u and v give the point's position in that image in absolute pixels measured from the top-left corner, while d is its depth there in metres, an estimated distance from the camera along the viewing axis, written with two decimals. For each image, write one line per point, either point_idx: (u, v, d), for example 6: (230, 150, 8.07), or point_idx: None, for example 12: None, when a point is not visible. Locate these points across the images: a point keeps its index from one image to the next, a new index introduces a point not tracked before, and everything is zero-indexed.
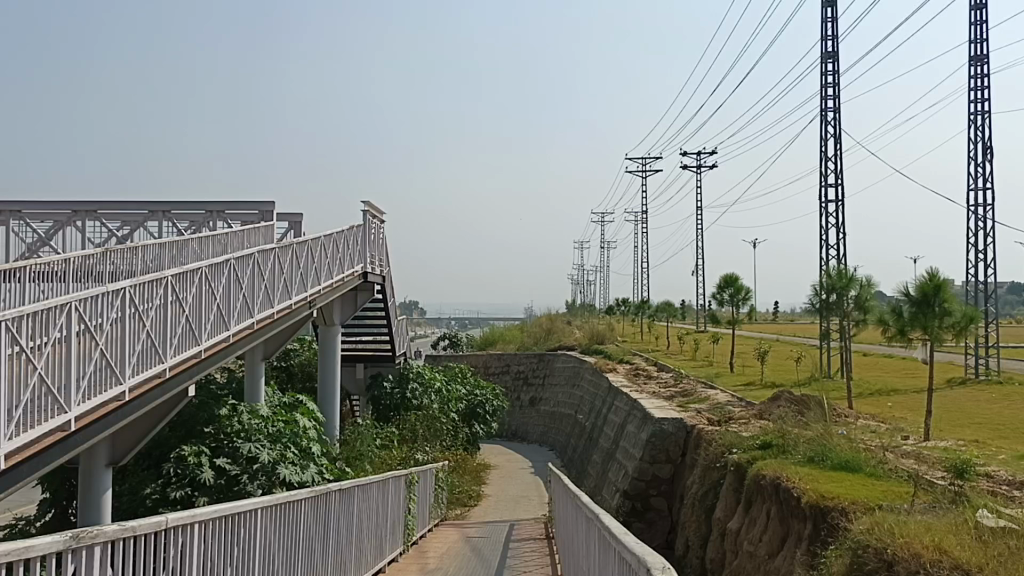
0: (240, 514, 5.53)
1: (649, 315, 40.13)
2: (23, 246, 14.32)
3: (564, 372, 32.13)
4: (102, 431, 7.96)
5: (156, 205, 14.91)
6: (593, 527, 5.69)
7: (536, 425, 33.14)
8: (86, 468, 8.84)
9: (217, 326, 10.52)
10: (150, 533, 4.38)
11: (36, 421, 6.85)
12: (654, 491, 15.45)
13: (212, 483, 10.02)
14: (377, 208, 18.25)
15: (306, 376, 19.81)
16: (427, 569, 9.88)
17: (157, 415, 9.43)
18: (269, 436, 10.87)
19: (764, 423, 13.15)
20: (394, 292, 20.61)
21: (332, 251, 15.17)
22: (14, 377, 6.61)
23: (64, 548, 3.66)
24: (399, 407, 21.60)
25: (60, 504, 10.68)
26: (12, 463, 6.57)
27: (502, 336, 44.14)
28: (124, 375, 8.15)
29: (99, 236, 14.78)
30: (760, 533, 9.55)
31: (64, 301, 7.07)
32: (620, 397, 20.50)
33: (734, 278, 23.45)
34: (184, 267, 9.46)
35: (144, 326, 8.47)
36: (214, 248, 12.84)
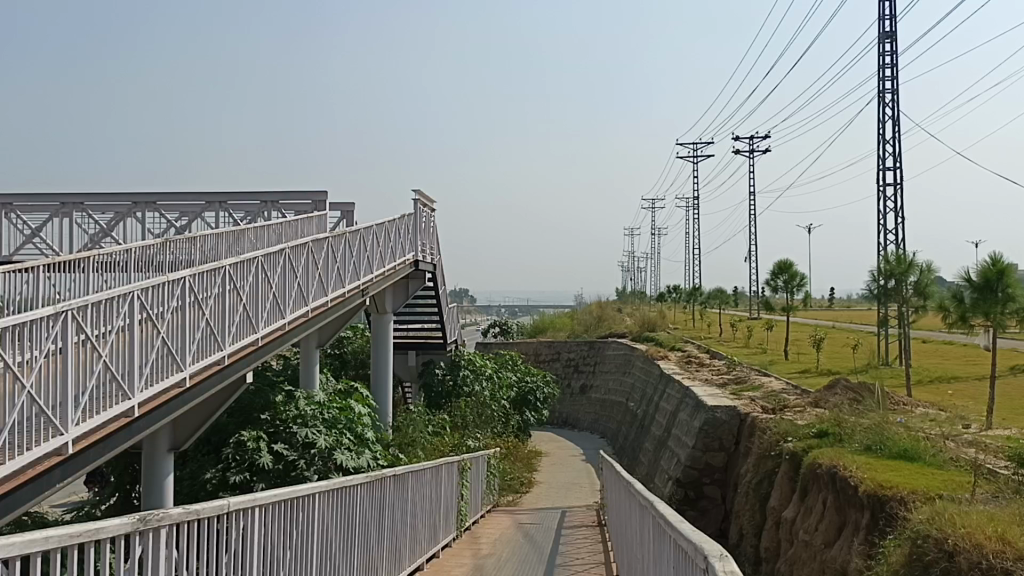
0: (298, 499, 5.63)
1: (701, 302, 39.72)
2: (86, 237, 14.71)
3: (615, 360, 32.02)
4: (165, 417, 8.16)
5: (213, 196, 15.22)
6: (647, 516, 5.66)
7: (587, 413, 33.13)
8: (149, 453, 9.07)
9: (273, 314, 10.71)
10: (213, 516, 4.48)
11: (102, 407, 7.06)
12: (708, 479, 15.39)
13: (270, 468, 10.23)
14: (427, 197, 18.37)
15: (359, 364, 20.05)
16: (481, 555, 9.95)
17: (216, 402, 9.63)
18: (324, 422, 11.05)
19: (819, 412, 12.96)
20: (445, 280, 20.74)
21: (384, 240, 15.32)
22: (81, 364, 6.81)
23: (132, 530, 3.75)
24: (450, 394, 21.76)
25: (124, 488, 11.01)
26: (79, 448, 6.78)
27: (552, 324, 44.14)
28: (185, 362, 8.34)
29: (158, 227, 15.06)
30: (816, 522, 9.43)
31: (126, 290, 7.27)
32: (672, 385, 20.38)
33: (788, 265, 23.11)
34: (241, 256, 9.64)
35: (203, 315, 8.66)
36: (269, 238, 13.06)
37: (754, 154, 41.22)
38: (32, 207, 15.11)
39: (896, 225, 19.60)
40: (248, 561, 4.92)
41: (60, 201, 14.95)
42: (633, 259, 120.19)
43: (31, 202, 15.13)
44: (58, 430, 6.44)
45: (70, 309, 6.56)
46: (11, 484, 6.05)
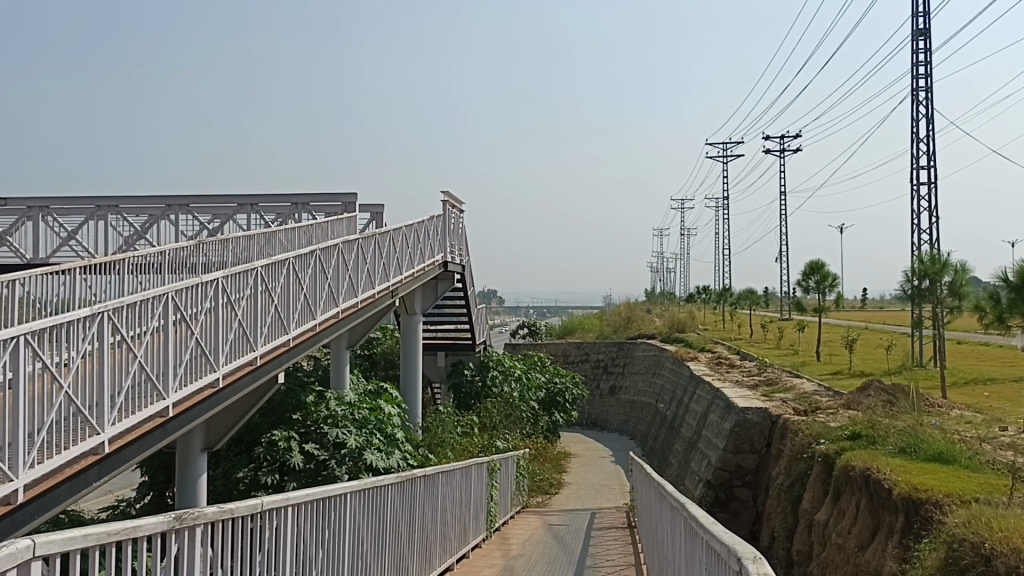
0: (329, 499, 5.66)
1: (731, 303, 39.43)
2: (121, 239, 14.93)
3: (644, 361, 31.89)
4: (198, 417, 8.26)
5: (244, 198, 15.39)
6: (678, 518, 5.62)
7: (616, 414, 33.04)
8: (183, 452, 9.19)
9: (304, 315, 10.79)
10: (247, 515, 4.52)
11: (137, 407, 7.15)
12: (738, 481, 15.30)
13: (301, 467, 10.33)
14: (456, 198, 18.41)
15: (388, 364, 20.15)
16: (510, 556, 9.96)
17: (248, 402, 9.72)
18: (355, 423, 11.14)
19: (852, 413, 12.82)
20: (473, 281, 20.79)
21: (413, 241, 15.39)
22: (116, 364, 6.91)
23: (169, 528, 3.80)
24: (479, 395, 21.79)
25: (159, 487, 11.16)
26: (116, 447, 6.88)
27: (581, 325, 44.05)
28: (218, 362, 8.43)
29: (191, 229, 15.25)
30: (849, 525, 9.33)
31: (161, 292, 7.37)
32: (702, 387, 20.25)
33: (820, 265, 22.87)
34: (272, 258, 9.72)
35: (235, 315, 8.74)
36: (299, 239, 13.15)
37: (784, 153, 40.85)
38: (68, 209, 15.37)
39: (931, 225, 19.31)
40: (281, 560, 4.96)
41: (95, 204, 15.20)
42: (662, 260, 119.55)
43: (67, 204, 15.39)
44: (94, 430, 6.54)
45: (105, 310, 6.65)
46: (49, 483, 6.15)
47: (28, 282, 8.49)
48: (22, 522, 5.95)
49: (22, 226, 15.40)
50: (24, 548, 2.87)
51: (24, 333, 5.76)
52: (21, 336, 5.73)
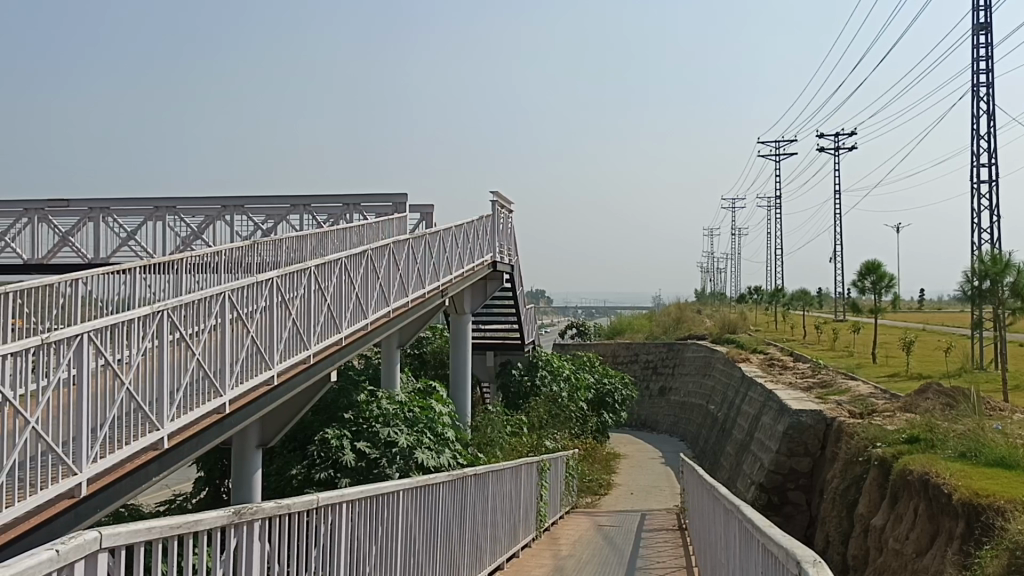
0: (383, 497, 5.71)
1: (784, 304, 38.85)
2: (178, 239, 15.28)
3: (694, 362, 31.58)
4: (253, 414, 8.39)
5: (297, 199, 15.60)
6: (733, 521, 5.54)
7: (666, 415, 32.81)
8: (239, 449, 9.36)
9: (356, 314, 10.91)
10: (304, 511, 4.58)
11: (195, 404, 7.30)
12: (792, 485, 15.10)
13: (353, 465, 10.44)
14: (505, 198, 18.44)
15: (438, 364, 20.27)
16: (560, 556, 9.94)
17: (302, 399, 9.86)
18: (405, 421, 11.23)
19: (910, 417, 12.55)
20: (522, 281, 20.82)
21: (463, 241, 15.46)
22: (175, 362, 7.05)
23: (228, 522, 3.86)
24: (528, 395, 21.80)
25: (214, 482, 11.38)
26: (176, 443, 7.04)
27: (631, 325, 43.82)
28: (273, 361, 8.57)
29: (246, 229, 15.53)
30: (907, 530, 9.13)
31: (218, 291, 7.51)
32: (754, 389, 19.99)
33: (876, 265, 22.40)
34: (326, 257, 9.84)
35: (290, 314, 8.87)
36: (351, 239, 13.30)
37: (839, 151, 40.12)
38: (127, 210, 15.76)
39: (992, 223, 18.80)
40: (336, 557, 5.01)
41: (154, 205, 15.56)
42: (711, 260, 118.33)
43: (127, 205, 15.79)
44: (154, 426, 6.69)
45: (165, 309, 6.80)
46: (110, 477, 6.28)
47: (91, 281, 8.72)
48: (86, 515, 6.11)
49: (83, 226, 15.84)
50: (91, 540, 2.93)
51: (88, 330, 5.90)
52: (84, 333, 5.88)
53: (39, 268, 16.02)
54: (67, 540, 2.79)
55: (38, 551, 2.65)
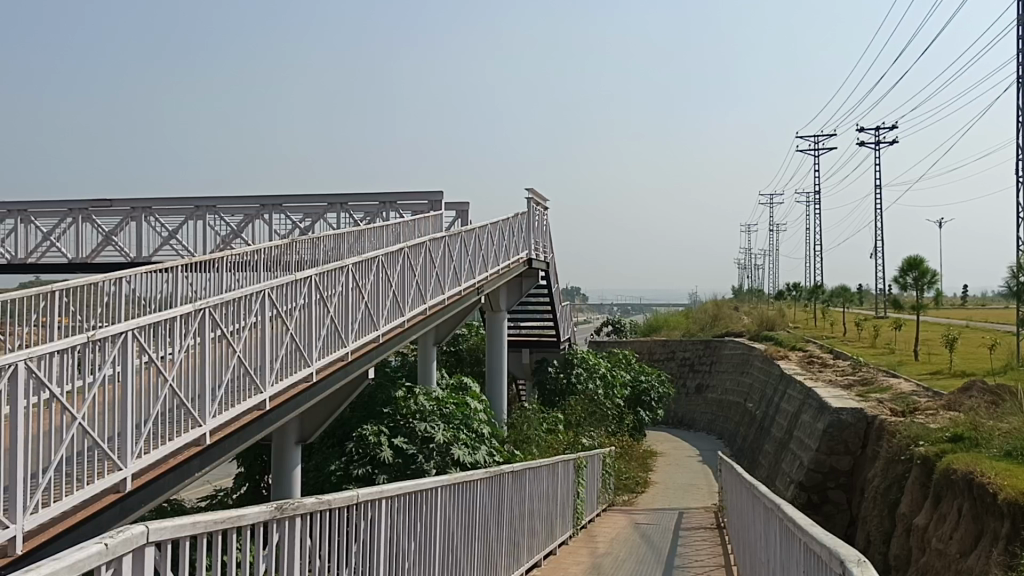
0: (421, 494, 5.74)
1: (823, 301, 38.33)
2: (218, 238, 15.57)
3: (732, 360, 31.31)
4: (293, 409, 8.49)
5: (334, 198, 15.75)
6: (773, 519, 5.47)
7: (703, 413, 32.60)
8: (279, 444, 9.47)
9: (393, 311, 10.99)
10: (344, 506, 4.62)
11: (235, 400, 7.40)
12: (832, 483, 14.95)
13: (391, 462, 10.52)
14: (540, 196, 18.42)
15: (474, 361, 20.34)
16: (598, 553, 9.92)
17: (340, 396, 9.95)
18: (442, 418, 11.29)
19: (954, 415, 12.33)
20: (558, 279, 20.80)
21: (498, 239, 15.47)
22: (217, 359, 7.15)
23: (270, 518, 3.89)
24: (563, 393, 21.77)
25: (254, 478, 11.52)
26: (217, 439, 7.13)
27: (666, 322, 43.53)
28: (311, 357, 8.66)
29: (284, 228, 15.76)
30: (951, 530, 8.98)
31: (258, 288, 7.60)
32: (793, 387, 19.76)
33: (918, 261, 21.99)
34: (363, 255, 9.92)
35: (328, 312, 8.95)
36: (387, 238, 13.37)
37: (879, 145, 39.42)
38: (168, 210, 16.02)
39: None
40: (375, 554, 5.04)
41: (195, 205, 15.88)
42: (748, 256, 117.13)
43: (168, 205, 16.05)
44: (196, 422, 6.79)
45: (207, 307, 6.89)
46: (153, 473, 6.38)
47: (134, 279, 8.88)
48: (131, 509, 6.21)
49: (125, 226, 16.14)
50: (138, 534, 2.98)
51: (132, 329, 6.00)
52: (129, 331, 5.97)
53: (83, 267, 16.36)
54: (115, 534, 2.84)
55: (88, 544, 2.69)
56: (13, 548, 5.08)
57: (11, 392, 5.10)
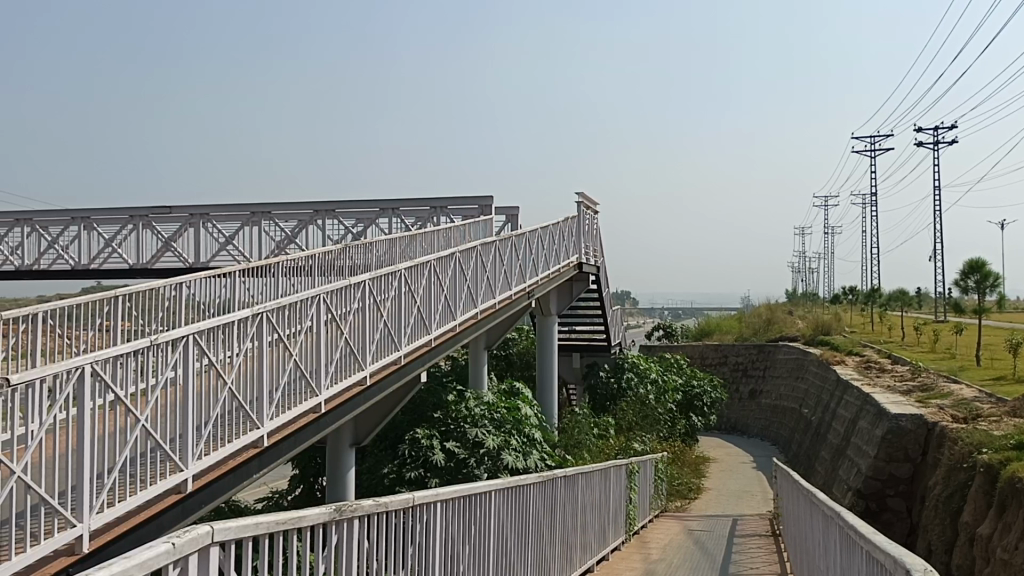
0: (475, 497, 5.76)
1: (880, 305, 37.52)
2: (273, 243, 15.85)
3: (786, 365, 30.85)
4: (348, 413, 8.59)
5: (386, 203, 15.94)
6: (833, 526, 5.37)
7: (757, 419, 32.20)
8: (334, 447, 9.59)
9: (445, 316, 11.06)
10: (400, 509, 4.64)
11: (292, 403, 7.51)
12: (891, 491, 14.65)
13: (443, 465, 10.58)
14: (591, 199, 18.40)
15: (524, 365, 20.36)
16: (651, 559, 9.85)
17: (394, 399, 10.06)
18: (493, 422, 11.33)
19: (1019, 422, 11.98)
20: (608, 283, 20.74)
21: (549, 243, 15.46)
22: (274, 362, 7.26)
23: (330, 519, 3.93)
24: (615, 397, 21.67)
25: (308, 480, 11.68)
26: (275, 441, 7.24)
27: (719, 326, 43.06)
28: (365, 362, 8.74)
29: (337, 233, 15.99)
30: (1016, 540, 8.73)
31: (314, 293, 7.70)
32: (850, 392, 19.38)
33: (980, 264, 21.43)
34: (416, 260, 9.99)
35: (381, 316, 9.03)
36: (438, 242, 13.45)
37: (938, 146, 38.44)
38: (225, 217, 16.37)
39: None
40: (431, 556, 5.07)
41: (250, 211, 16.25)
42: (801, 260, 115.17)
43: (225, 212, 16.40)
44: (255, 424, 6.90)
45: (265, 311, 7.00)
46: (214, 473, 6.51)
47: (193, 285, 9.08)
48: (191, 510, 6.34)
49: (184, 232, 16.51)
50: (204, 534, 3.02)
51: (193, 333, 6.12)
52: (190, 335, 6.09)
53: (144, 272, 16.78)
54: (181, 534, 2.89)
55: (156, 542, 2.74)
56: (80, 546, 5.22)
57: (78, 393, 5.23)
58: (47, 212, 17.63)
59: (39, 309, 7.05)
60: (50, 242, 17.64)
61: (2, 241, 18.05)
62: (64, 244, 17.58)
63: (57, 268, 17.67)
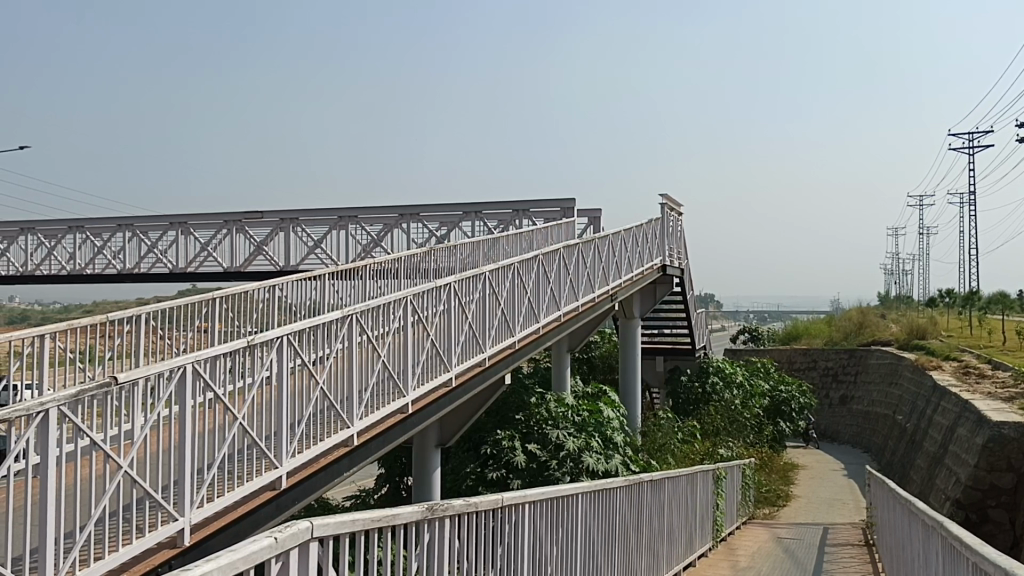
0: (563, 498, 5.76)
1: (979, 308, 35.95)
2: (359, 247, 16.17)
3: (879, 370, 29.90)
4: (433, 414, 8.68)
5: (469, 206, 16.11)
6: (935, 536, 5.16)
7: (849, 426, 31.35)
8: (420, 447, 9.74)
9: (529, 318, 11.09)
10: (490, 510, 4.67)
11: (380, 404, 7.65)
12: (992, 502, 14.13)
13: (524, 466, 10.64)
14: (674, 201, 18.20)
15: (607, 368, 20.27)
16: (741, 566, 9.70)
17: (478, 401, 10.14)
18: (575, 425, 11.32)
19: None
20: (692, 286, 20.48)
21: (632, 245, 15.36)
22: (363, 363, 7.40)
23: (422, 518, 3.98)
24: (699, 401, 21.39)
25: (394, 480, 11.85)
26: (364, 440, 7.37)
27: (808, 330, 41.99)
28: (450, 363, 8.83)
29: (421, 236, 16.23)
30: None
31: (401, 295, 7.82)
32: (947, 398, 18.68)
33: None
34: (500, 262, 10.06)
35: (466, 318, 9.11)
36: (522, 244, 13.52)
37: None
38: (315, 221, 16.82)
39: None
40: (520, 557, 5.09)
41: (337, 215, 16.65)
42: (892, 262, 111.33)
43: (314, 216, 16.84)
44: (345, 424, 7.05)
45: (355, 313, 7.13)
46: (308, 471, 6.68)
47: (285, 287, 9.37)
48: (284, 506, 6.50)
49: (275, 236, 17.01)
50: (304, 530, 3.08)
51: (287, 334, 6.25)
52: (284, 336, 6.23)
53: (237, 275, 17.32)
54: (283, 529, 2.95)
55: (260, 537, 2.81)
56: (181, 539, 5.40)
57: (180, 392, 5.41)
58: (146, 217, 18.37)
59: (143, 309, 7.36)
60: (149, 247, 18.41)
61: (106, 246, 18.94)
62: (163, 248, 18.31)
63: (155, 271, 18.41)
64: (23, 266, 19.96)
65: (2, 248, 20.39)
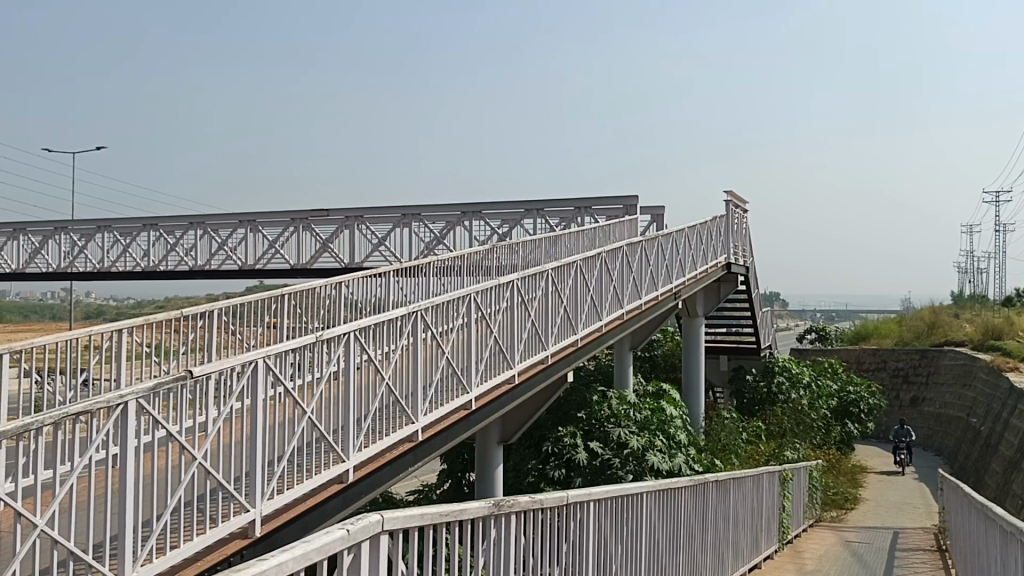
0: (628, 496, 5.74)
1: None
2: (422, 244, 16.33)
3: (953, 370, 29.07)
4: (496, 411, 8.72)
5: (531, 204, 16.11)
6: (1013, 541, 5.00)
7: (920, 428, 30.57)
8: (482, 444, 9.80)
9: (591, 316, 11.06)
10: (555, 507, 4.67)
11: (444, 400, 7.72)
12: None
13: (586, 464, 10.62)
14: (739, 197, 17.93)
15: (669, 367, 20.12)
16: (807, 569, 9.55)
17: (540, 398, 10.16)
18: (638, 423, 11.25)
19: None
20: (756, 284, 20.19)
21: (696, 243, 15.21)
22: (428, 359, 7.48)
23: (489, 513, 3.99)
24: (764, 402, 21.10)
25: (456, 475, 11.97)
26: (428, 436, 7.44)
27: (877, 329, 40.99)
28: (513, 359, 8.86)
29: (483, 234, 16.31)
30: None
31: (466, 292, 7.87)
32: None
33: None
34: (563, 260, 10.05)
35: (529, 314, 9.13)
36: (584, 242, 13.49)
37: None
38: (378, 218, 17.03)
39: None
40: (585, 555, 5.08)
41: (401, 213, 16.84)
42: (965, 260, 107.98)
43: (378, 214, 17.08)
44: (411, 419, 7.14)
45: (420, 309, 7.19)
46: (374, 465, 6.76)
47: (351, 285, 9.52)
48: (350, 500, 6.60)
49: (340, 234, 17.28)
50: (375, 523, 3.12)
51: (355, 330, 6.33)
52: (351, 333, 6.31)
53: (303, 272, 17.64)
54: (355, 522, 2.99)
55: (333, 529, 2.86)
56: (252, 530, 5.53)
57: (252, 387, 5.52)
58: (217, 215, 18.83)
59: (215, 305, 7.55)
60: (220, 244, 18.85)
61: (178, 243, 19.47)
62: (232, 245, 18.77)
63: (225, 268, 18.86)
64: (100, 263, 20.66)
65: (81, 245, 21.12)
